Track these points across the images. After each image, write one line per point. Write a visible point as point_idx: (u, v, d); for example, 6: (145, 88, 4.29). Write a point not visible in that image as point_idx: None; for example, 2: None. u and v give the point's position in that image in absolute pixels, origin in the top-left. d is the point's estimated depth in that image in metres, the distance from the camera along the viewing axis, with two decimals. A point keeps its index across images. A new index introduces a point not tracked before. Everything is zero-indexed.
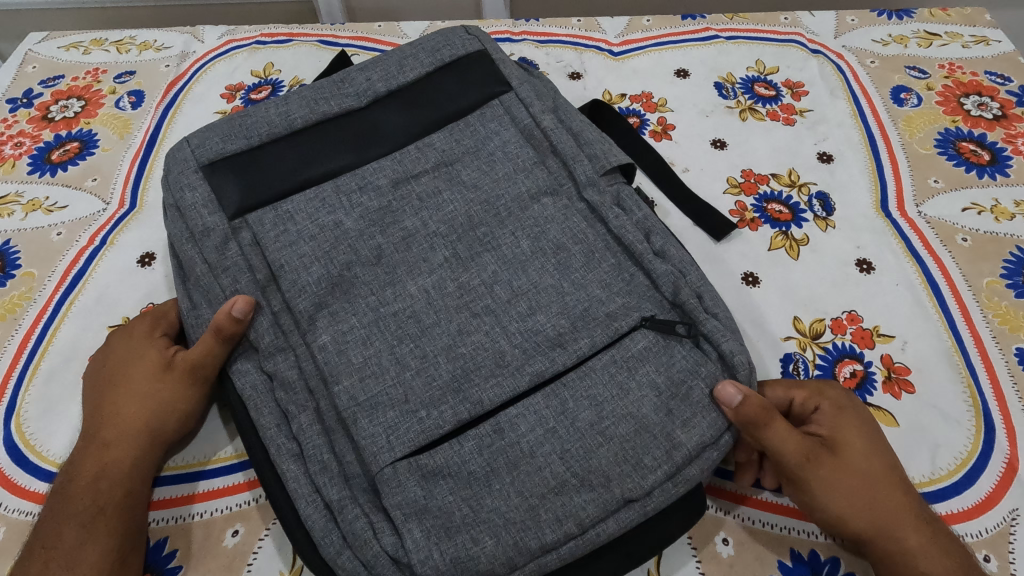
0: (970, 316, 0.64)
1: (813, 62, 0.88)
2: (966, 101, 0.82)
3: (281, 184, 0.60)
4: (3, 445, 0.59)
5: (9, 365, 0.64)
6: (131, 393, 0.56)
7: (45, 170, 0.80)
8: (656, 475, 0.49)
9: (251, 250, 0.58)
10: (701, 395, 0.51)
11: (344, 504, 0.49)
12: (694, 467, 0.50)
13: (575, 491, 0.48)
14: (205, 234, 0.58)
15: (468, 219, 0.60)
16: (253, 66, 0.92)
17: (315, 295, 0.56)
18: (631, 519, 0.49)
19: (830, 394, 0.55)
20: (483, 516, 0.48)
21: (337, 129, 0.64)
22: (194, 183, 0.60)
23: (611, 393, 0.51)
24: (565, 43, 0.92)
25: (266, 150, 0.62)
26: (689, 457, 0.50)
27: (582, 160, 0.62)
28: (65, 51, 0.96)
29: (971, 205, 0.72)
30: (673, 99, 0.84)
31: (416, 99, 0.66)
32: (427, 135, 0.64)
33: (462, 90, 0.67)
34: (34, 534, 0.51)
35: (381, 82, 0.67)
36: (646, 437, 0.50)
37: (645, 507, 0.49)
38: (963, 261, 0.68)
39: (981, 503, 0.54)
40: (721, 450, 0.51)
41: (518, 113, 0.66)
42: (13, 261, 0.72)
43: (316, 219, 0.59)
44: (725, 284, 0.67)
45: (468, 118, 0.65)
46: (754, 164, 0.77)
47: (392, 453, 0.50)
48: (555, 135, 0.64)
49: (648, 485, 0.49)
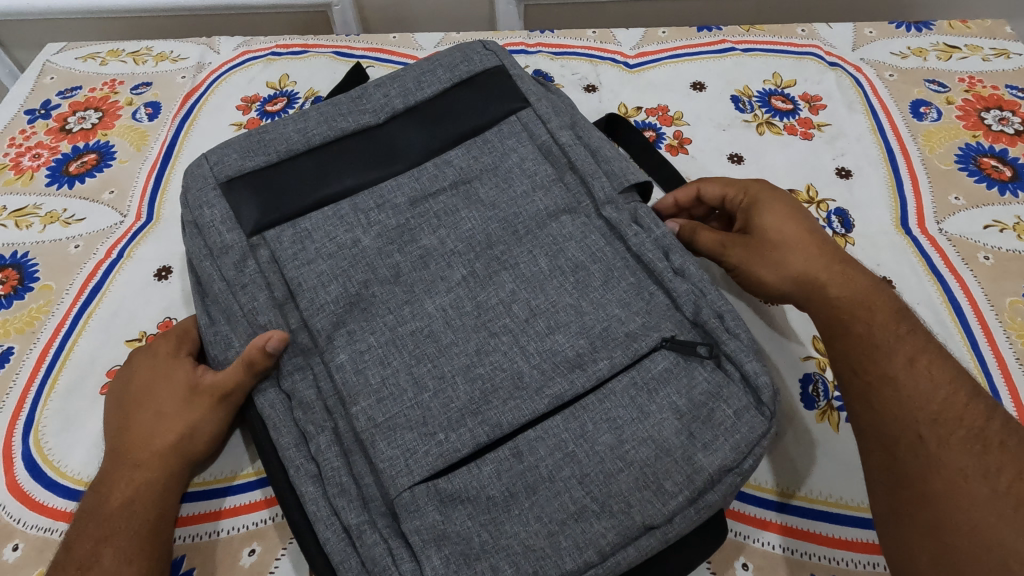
0: (993, 337, 0.64)
1: (831, 74, 0.87)
2: (987, 115, 0.81)
3: (300, 202, 0.61)
4: (21, 460, 0.60)
5: (27, 379, 0.64)
6: (162, 415, 0.56)
7: (62, 183, 0.81)
8: (677, 501, 0.48)
9: (269, 268, 0.58)
10: (724, 418, 0.50)
11: (363, 529, 0.49)
12: (715, 493, 0.49)
13: (595, 517, 0.48)
14: (224, 251, 0.58)
15: (486, 238, 0.60)
16: (269, 78, 0.93)
17: (334, 315, 0.56)
18: (652, 546, 0.48)
19: (754, 196, 0.62)
20: (503, 543, 0.47)
21: (355, 146, 0.64)
22: (212, 201, 0.60)
23: (631, 415, 0.51)
24: (580, 55, 0.92)
25: (284, 168, 0.62)
26: (711, 483, 0.49)
27: (600, 176, 0.62)
28: (82, 62, 0.97)
29: (992, 222, 0.71)
30: (689, 112, 0.84)
31: (434, 116, 0.66)
32: (445, 152, 0.64)
33: (480, 106, 0.67)
34: (63, 556, 0.51)
35: (399, 98, 0.67)
36: (667, 461, 0.49)
37: (666, 535, 0.48)
38: (985, 280, 0.67)
39: None
40: (742, 476, 0.50)
41: (535, 129, 0.66)
42: (32, 274, 0.73)
43: (334, 238, 0.59)
44: (744, 303, 0.67)
45: (485, 134, 0.65)
46: (772, 179, 0.76)
47: (411, 476, 0.50)
48: (573, 151, 0.64)
49: (669, 511, 0.48)
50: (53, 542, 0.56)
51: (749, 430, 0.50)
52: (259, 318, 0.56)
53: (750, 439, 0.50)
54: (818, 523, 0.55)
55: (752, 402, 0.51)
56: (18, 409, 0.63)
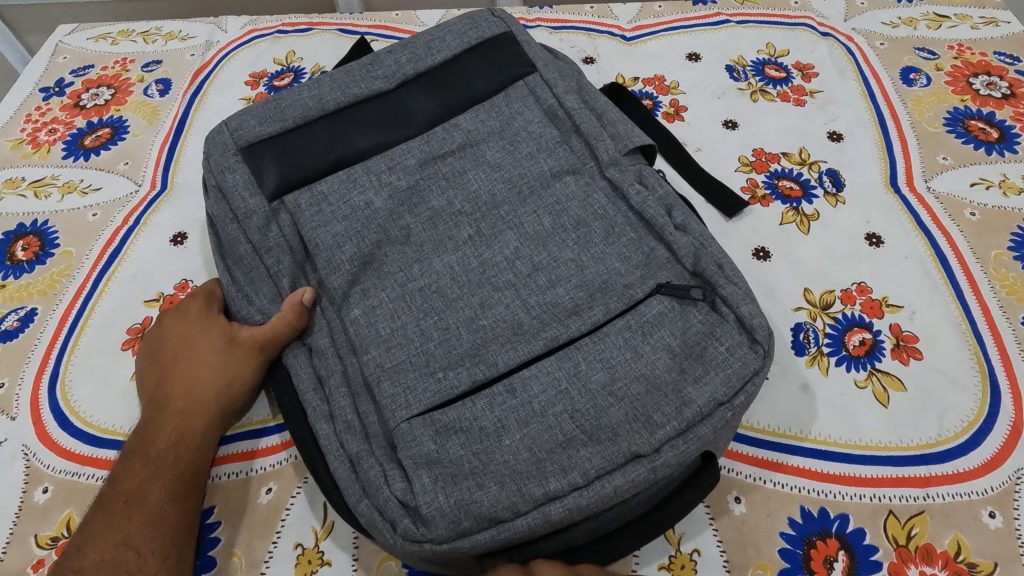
0: (978, 286, 0.66)
1: (823, 44, 0.89)
2: (975, 81, 0.83)
3: (314, 163, 0.63)
4: (50, 410, 0.63)
5: (51, 337, 0.67)
6: (203, 365, 0.59)
7: (79, 155, 0.84)
8: (665, 431, 0.50)
9: (288, 230, 0.61)
10: (716, 354, 0.53)
11: (362, 456, 0.52)
12: (706, 425, 0.51)
13: (582, 445, 0.50)
14: (248, 216, 0.61)
15: (491, 198, 0.62)
16: (275, 54, 0.95)
17: (349, 273, 0.59)
18: (639, 474, 0.50)
19: None
20: (492, 466, 0.50)
21: (366, 112, 0.66)
22: (233, 165, 0.63)
23: (624, 355, 0.53)
24: (578, 29, 0.94)
25: (299, 132, 0.65)
26: (701, 415, 0.51)
27: (605, 140, 0.64)
28: (94, 42, 0.99)
29: (979, 180, 0.74)
30: (685, 81, 0.86)
31: (442, 82, 0.68)
32: (453, 117, 0.67)
33: (486, 72, 0.69)
34: (109, 489, 0.53)
35: (410, 64, 0.69)
36: (658, 396, 0.52)
37: (654, 462, 0.50)
38: (970, 234, 0.70)
39: (986, 463, 0.56)
40: (734, 411, 0.52)
41: (541, 94, 0.68)
42: (52, 240, 0.76)
43: (348, 199, 0.61)
44: (737, 256, 0.69)
45: (492, 100, 0.68)
46: (765, 143, 0.79)
47: (410, 410, 0.53)
48: (578, 115, 0.66)
49: (656, 441, 0.50)
50: (81, 485, 0.59)
51: (741, 365, 0.52)
52: (282, 280, 0.61)
53: (742, 374, 0.52)
54: (811, 460, 0.57)
55: (745, 340, 0.54)
56: (44, 364, 0.66)
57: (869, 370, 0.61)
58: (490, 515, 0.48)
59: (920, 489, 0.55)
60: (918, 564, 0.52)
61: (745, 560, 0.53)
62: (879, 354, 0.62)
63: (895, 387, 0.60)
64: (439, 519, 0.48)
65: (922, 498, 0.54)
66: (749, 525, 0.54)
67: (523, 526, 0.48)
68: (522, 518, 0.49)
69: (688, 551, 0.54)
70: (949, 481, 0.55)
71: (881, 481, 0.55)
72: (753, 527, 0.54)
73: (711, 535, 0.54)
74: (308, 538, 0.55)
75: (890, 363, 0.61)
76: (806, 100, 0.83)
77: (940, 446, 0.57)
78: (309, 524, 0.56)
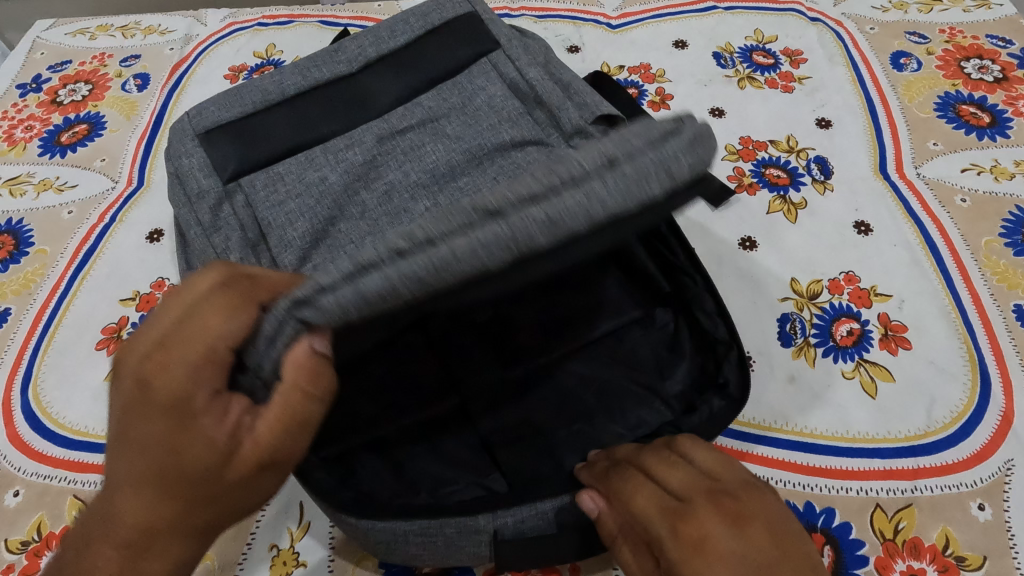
0: (969, 274, 0.65)
1: (812, 29, 0.87)
2: (967, 64, 0.82)
3: (275, 147, 0.61)
4: (21, 412, 0.62)
5: (25, 337, 0.66)
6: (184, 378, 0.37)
7: (54, 152, 0.82)
8: (544, 174, 0.34)
9: (243, 211, 0.57)
10: (642, 179, 0.35)
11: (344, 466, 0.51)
12: (578, 185, 0.34)
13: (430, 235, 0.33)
14: (200, 197, 0.58)
15: (450, 169, 0.59)
16: (255, 47, 0.93)
17: (301, 250, 0.55)
18: (493, 235, 0.33)
19: None
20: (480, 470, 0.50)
21: (327, 94, 0.64)
22: (191, 150, 0.61)
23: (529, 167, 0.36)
24: (563, 17, 0.92)
25: (259, 116, 0.63)
26: (578, 170, 0.35)
27: (568, 109, 0.61)
28: (72, 37, 0.98)
29: (970, 165, 0.72)
30: (671, 69, 0.84)
31: (407, 62, 0.66)
32: (417, 97, 0.64)
33: (452, 52, 0.67)
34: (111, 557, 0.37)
35: (372, 47, 0.68)
36: (542, 182, 0.34)
37: (512, 215, 0.33)
38: (961, 220, 0.68)
39: (976, 455, 0.54)
40: (616, 162, 0.36)
41: (505, 69, 0.65)
42: (27, 239, 0.74)
43: (304, 177, 0.59)
44: (723, 248, 0.68)
45: (457, 79, 0.65)
46: (753, 131, 0.77)
47: None
48: (541, 86, 0.63)
49: (524, 181, 0.34)
50: (53, 488, 0.57)
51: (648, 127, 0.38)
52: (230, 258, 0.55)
53: (667, 142, 0.38)
54: (796, 453, 0.56)
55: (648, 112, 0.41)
56: (16, 365, 0.65)
57: (857, 361, 0.60)
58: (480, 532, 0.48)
59: (908, 482, 0.54)
60: (905, 558, 0.50)
61: None
62: (866, 345, 0.61)
63: (883, 377, 0.59)
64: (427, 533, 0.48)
65: (911, 490, 0.53)
66: None
67: (322, 302, 0.33)
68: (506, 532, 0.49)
69: None
70: (937, 473, 0.54)
71: (868, 475, 0.54)
72: None
73: None
74: (283, 540, 0.54)
75: (878, 353, 0.60)
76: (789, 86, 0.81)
77: (929, 438, 0.56)
78: (285, 525, 0.55)
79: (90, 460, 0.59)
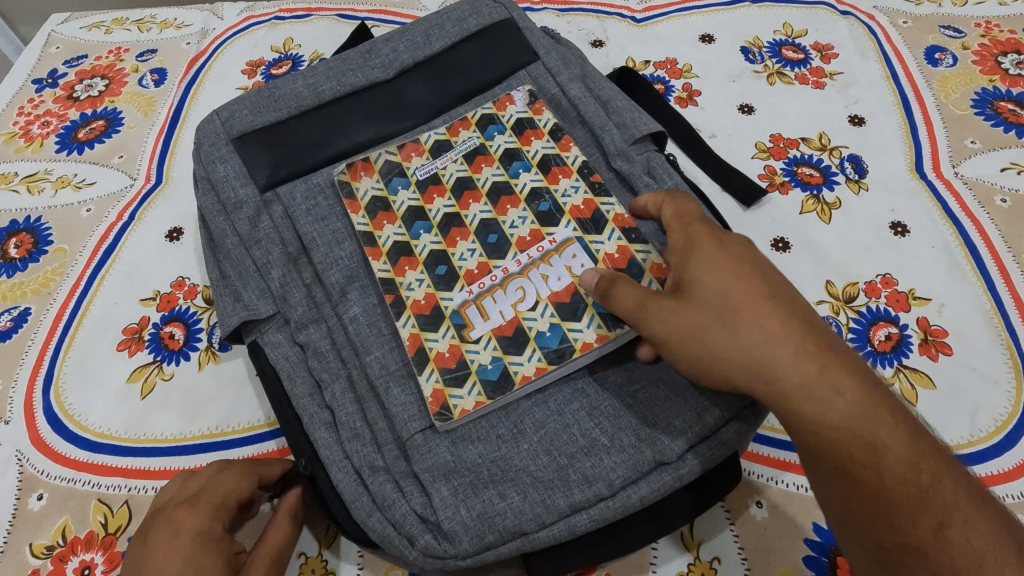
0: (1011, 278, 0.63)
1: (843, 23, 0.85)
2: (1004, 60, 0.79)
3: (308, 156, 0.59)
4: (43, 414, 0.61)
5: (45, 337, 0.66)
6: None
7: (72, 148, 0.81)
8: (687, 437, 0.45)
9: (281, 222, 0.57)
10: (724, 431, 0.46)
11: (375, 471, 0.47)
12: (729, 430, 0.46)
13: (605, 453, 0.46)
14: (237, 207, 0.58)
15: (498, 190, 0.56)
16: (273, 42, 0.92)
17: (347, 269, 0.54)
18: (664, 483, 0.45)
19: None
20: (511, 474, 0.46)
21: (365, 102, 0.62)
22: (224, 156, 0.60)
23: (661, 398, 0.47)
24: (587, 11, 0.90)
25: (292, 125, 0.61)
26: (723, 420, 0.46)
27: (610, 129, 0.58)
28: (87, 31, 0.96)
29: (1009, 164, 0.70)
30: (699, 65, 0.82)
31: (445, 72, 0.63)
32: (454, 109, 0.62)
33: (489, 58, 0.64)
34: None
35: (407, 53, 0.64)
36: (677, 399, 0.47)
37: (679, 471, 0.45)
38: (1001, 221, 0.66)
39: (1022, 465, 0.53)
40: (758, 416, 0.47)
41: (544, 83, 0.62)
42: (45, 237, 0.73)
43: (345, 194, 0.57)
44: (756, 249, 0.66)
45: (493, 90, 0.63)
46: (784, 128, 0.75)
47: (423, 420, 0.48)
48: (582, 105, 0.60)
49: (680, 446, 0.45)
50: (76, 492, 0.57)
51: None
52: (271, 273, 0.55)
53: None
54: None
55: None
56: (38, 366, 0.64)
57: (896, 368, 0.58)
58: (514, 529, 0.44)
59: None
60: None
61: (768, 568, 0.50)
62: (906, 350, 0.59)
63: (924, 384, 0.57)
64: (461, 534, 0.44)
65: None
66: (771, 532, 0.52)
67: (547, 538, 0.44)
68: (547, 531, 0.44)
69: (707, 559, 0.51)
70: None
71: None
72: (775, 533, 0.52)
73: (731, 538, 0.52)
74: (312, 547, 0.53)
75: (918, 359, 0.58)
76: (536, 123, 0.59)
77: (973, 447, 0.54)
78: (313, 533, 0.54)
79: (114, 463, 0.58)
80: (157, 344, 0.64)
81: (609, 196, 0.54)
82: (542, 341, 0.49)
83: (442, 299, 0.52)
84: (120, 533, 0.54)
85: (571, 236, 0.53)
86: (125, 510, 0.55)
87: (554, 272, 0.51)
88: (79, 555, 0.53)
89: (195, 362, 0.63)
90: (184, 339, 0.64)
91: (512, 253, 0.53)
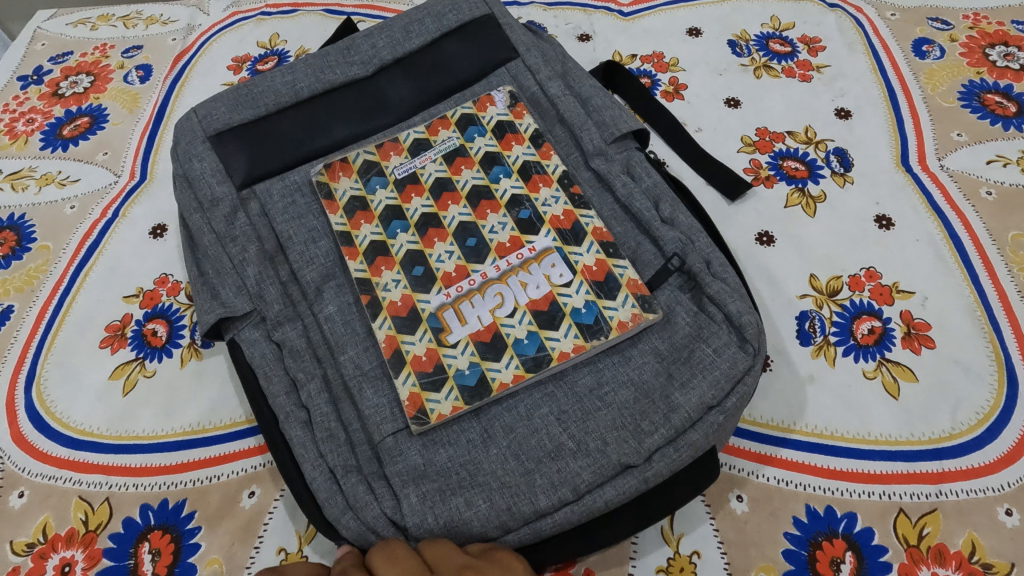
0: (995, 271, 0.62)
1: (830, 16, 0.85)
2: (992, 52, 0.79)
3: (287, 153, 0.59)
4: (25, 412, 0.61)
5: (28, 335, 0.65)
6: None
7: (56, 146, 0.81)
8: (654, 440, 0.45)
9: (259, 220, 0.57)
10: (693, 435, 0.46)
11: (348, 471, 0.47)
12: (696, 432, 0.46)
13: (571, 457, 0.46)
14: (214, 204, 0.57)
15: (476, 192, 0.56)
16: (259, 38, 0.91)
17: (324, 267, 0.54)
18: (630, 486, 0.45)
19: None
20: (479, 480, 0.46)
21: (344, 99, 0.62)
22: (202, 153, 0.59)
23: (630, 401, 0.47)
24: (574, 5, 0.89)
25: (271, 121, 0.60)
26: (691, 422, 0.46)
27: (589, 127, 0.58)
28: (73, 28, 0.96)
29: (995, 157, 0.70)
30: (685, 58, 0.82)
31: (423, 68, 0.63)
32: (433, 105, 0.62)
33: (469, 54, 0.63)
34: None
35: (387, 49, 0.64)
36: (646, 403, 0.47)
37: (645, 474, 0.45)
38: (986, 214, 0.66)
39: (1003, 458, 0.53)
40: (726, 415, 0.47)
41: (524, 81, 0.62)
42: (29, 234, 0.73)
43: (322, 192, 0.57)
44: (740, 243, 0.66)
45: (473, 87, 0.62)
46: (769, 122, 0.75)
47: (396, 423, 0.48)
48: (562, 103, 0.60)
49: (647, 450, 0.45)
50: (58, 489, 0.57)
51: (730, 366, 0.47)
52: (247, 271, 0.55)
53: (732, 376, 0.47)
54: (819, 457, 0.54)
55: (734, 340, 0.48)
56: (20, 364, 0.64)
57: (878, 361, 0.58)
58: (480, 535, 0.44)
59: (932, 486, 0.52)
60: (930, 565, 0.49)
61: (747, 562, 0.50)
62: (888, 344, 0.59)
63: (906, 378, 0.57)
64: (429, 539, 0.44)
65: (935, 495, 0.52)
66: (751, 526, 0.52)
67: (512, 542, 0.45)
68: (512, 535, 0.45)
69: (687, 553, 0.51)
70: (963, 477, 0.52)
71: (890, 478, 0.53)
72: (755, 527, 0.52)
73: (711, 532, 0.52)
74: (291, 543, 0.53)
75: (901, 352, 0.58)
76: (517, 127, 0.59)
77: (954, 440, 0.54)
78: (293, 528, 0.54)
79: (95, 460, 0.58)
80: (140, 341, 0.64)
81: (589, 208, 0.54)
82: (520, 349, 0.49)
83: (419, 301, 0.51)
84: (101, 530, 0.54)
85: (551, 246, 0.53)
86: (106, 507, 0.55)
87: (533, 280, 0.51)
88: (59, 552, 0.53)
89: (177, 359, 0.63)
90: (166, 336, 0.64)
91: (491, 259, 0.52)
